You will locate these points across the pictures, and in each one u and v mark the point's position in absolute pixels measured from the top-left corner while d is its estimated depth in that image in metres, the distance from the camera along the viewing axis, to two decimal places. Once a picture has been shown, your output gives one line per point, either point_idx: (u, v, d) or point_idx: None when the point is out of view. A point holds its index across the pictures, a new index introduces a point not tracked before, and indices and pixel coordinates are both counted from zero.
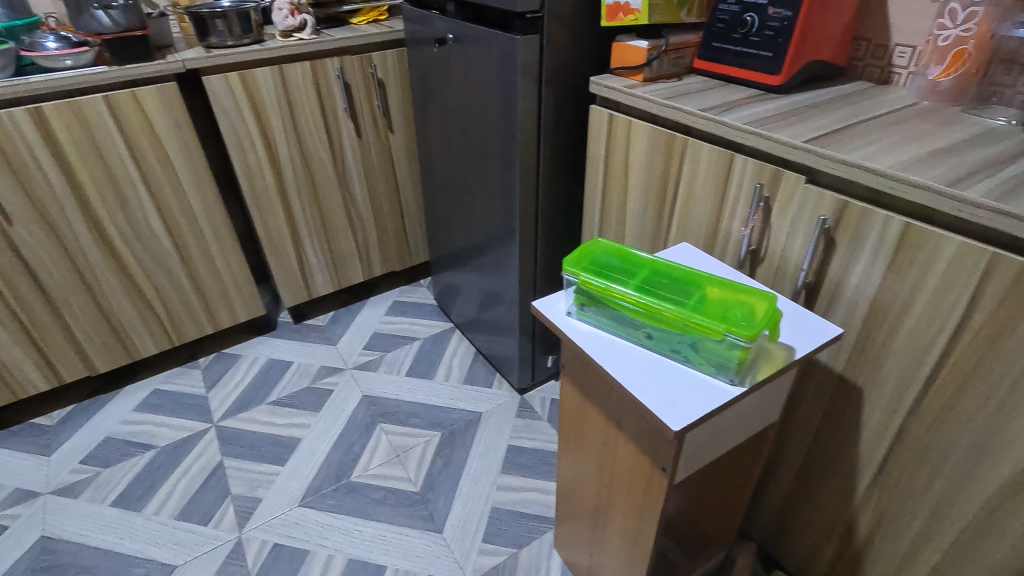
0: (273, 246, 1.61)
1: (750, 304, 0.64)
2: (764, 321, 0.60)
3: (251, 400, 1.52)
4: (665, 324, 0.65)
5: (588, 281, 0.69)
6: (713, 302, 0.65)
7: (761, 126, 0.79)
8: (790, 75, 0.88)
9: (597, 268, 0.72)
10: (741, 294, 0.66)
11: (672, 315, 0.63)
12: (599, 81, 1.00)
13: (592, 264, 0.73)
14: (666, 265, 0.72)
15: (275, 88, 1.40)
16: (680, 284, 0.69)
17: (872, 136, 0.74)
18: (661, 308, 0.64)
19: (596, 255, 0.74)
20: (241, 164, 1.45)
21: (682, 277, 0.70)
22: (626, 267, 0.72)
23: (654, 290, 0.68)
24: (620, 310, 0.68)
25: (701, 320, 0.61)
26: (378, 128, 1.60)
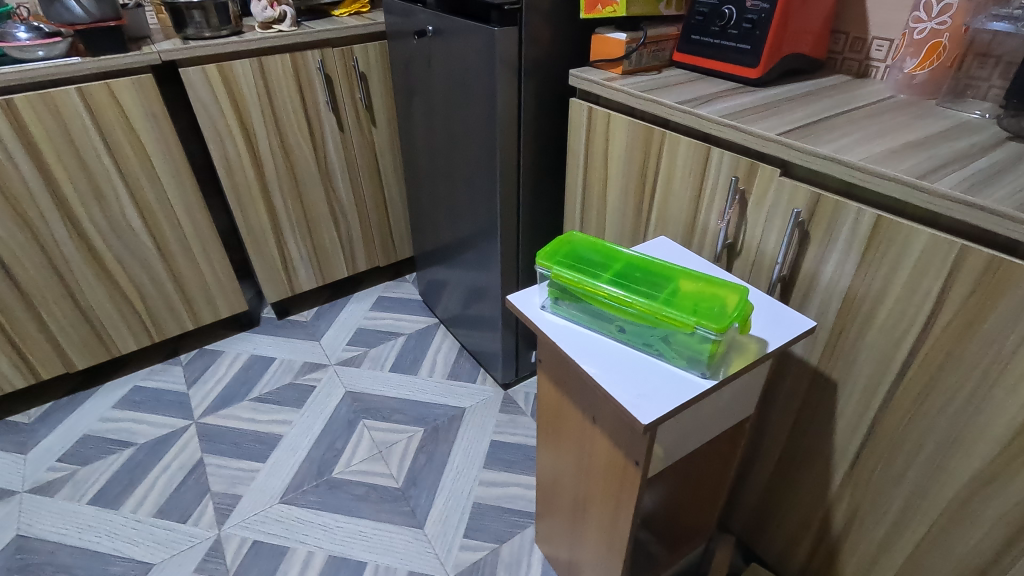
0: (254, 241, 1.59)
1: (724, 297, 0.64)
2: (736, 314, 0.60)
3: (233, 397, 1.51)
4: (638, 317, 0.64)
5: (561, 274, 0.69)
6: (686, 295, 0.65)
7: (737, 118, 0.78)
8: (767, 68, 0.88)
9: (571, 261, 0.71)
10: (715, 286, 0.65)
11: (644, 309, 0.63)
12: (578, 74, 0.99)
13: (566, 256, 0.72)
14: (641, 258, 0.71)
15: (255, 80, 1.38)
16: (655, 277, 0.69)
17: (846, 128, 0.74)
18: (634, 301, 0.64)
19: (571, 247, 0.74)
20: (221, 158, 1.43)
21: (657, 270, 0.69)
22: (600, 260, 0.72)
23: (628, 283, 0.67)
24: (593, 303, 0.68)
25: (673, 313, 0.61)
26: (361, 122, 1.58)
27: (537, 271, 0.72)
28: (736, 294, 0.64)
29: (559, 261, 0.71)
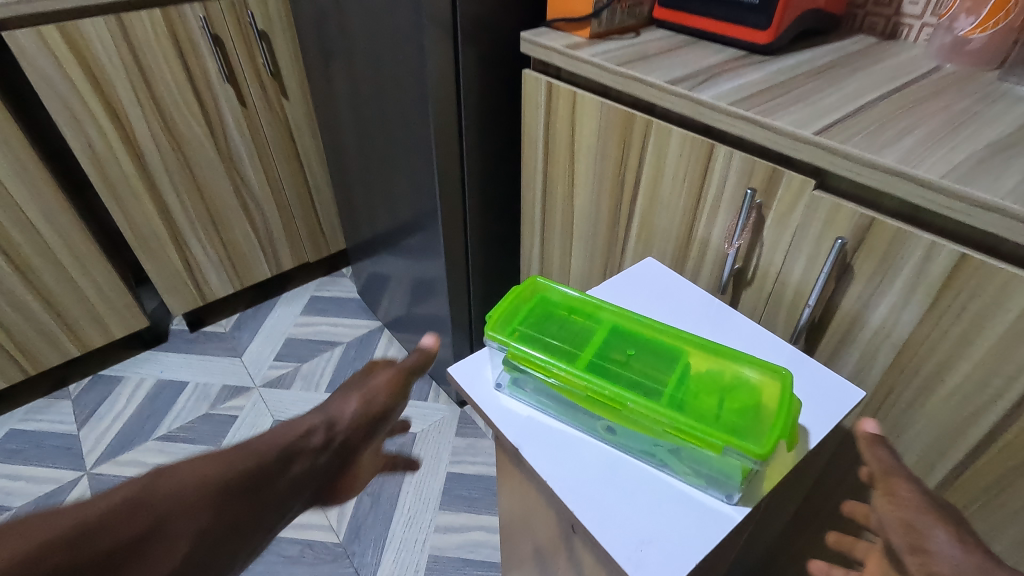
0: (145, 245, 1.30)
1: (752, 391, 0.45)
2: (778, 427, 0.41)
3: (135, 437, 1.26)
4: (632, 423, 0.45)
5: (520, 355, 0.48)
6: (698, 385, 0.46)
7: (752, 105, 0.57)
8: (780, 31, 0.67)
9: (532, 330, 0.51)
10: (737, 373, 0.47)
11: (644, 415, 0.43)
12: (531, 38, 0.76)
13: (524, 322, 0.52)
14: (628, 323, 0.52)
15: (115, 45, 1.07)
16: (651, 355, 0.50)
17: (902, 120, 0.54)
18: (628, 403, 0.44)
19: (530, 307, 0.53)
20: (83, 147, 1.13)
21: (653, 342, 0.50)
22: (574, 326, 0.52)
23: (614, 368, 0.48)
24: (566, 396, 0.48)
25: (686, 425, 0.42)
26: (268, 94, 1.29)
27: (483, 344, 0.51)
28: (768, 385, 0.45)
29: (516, 331, 0.50)
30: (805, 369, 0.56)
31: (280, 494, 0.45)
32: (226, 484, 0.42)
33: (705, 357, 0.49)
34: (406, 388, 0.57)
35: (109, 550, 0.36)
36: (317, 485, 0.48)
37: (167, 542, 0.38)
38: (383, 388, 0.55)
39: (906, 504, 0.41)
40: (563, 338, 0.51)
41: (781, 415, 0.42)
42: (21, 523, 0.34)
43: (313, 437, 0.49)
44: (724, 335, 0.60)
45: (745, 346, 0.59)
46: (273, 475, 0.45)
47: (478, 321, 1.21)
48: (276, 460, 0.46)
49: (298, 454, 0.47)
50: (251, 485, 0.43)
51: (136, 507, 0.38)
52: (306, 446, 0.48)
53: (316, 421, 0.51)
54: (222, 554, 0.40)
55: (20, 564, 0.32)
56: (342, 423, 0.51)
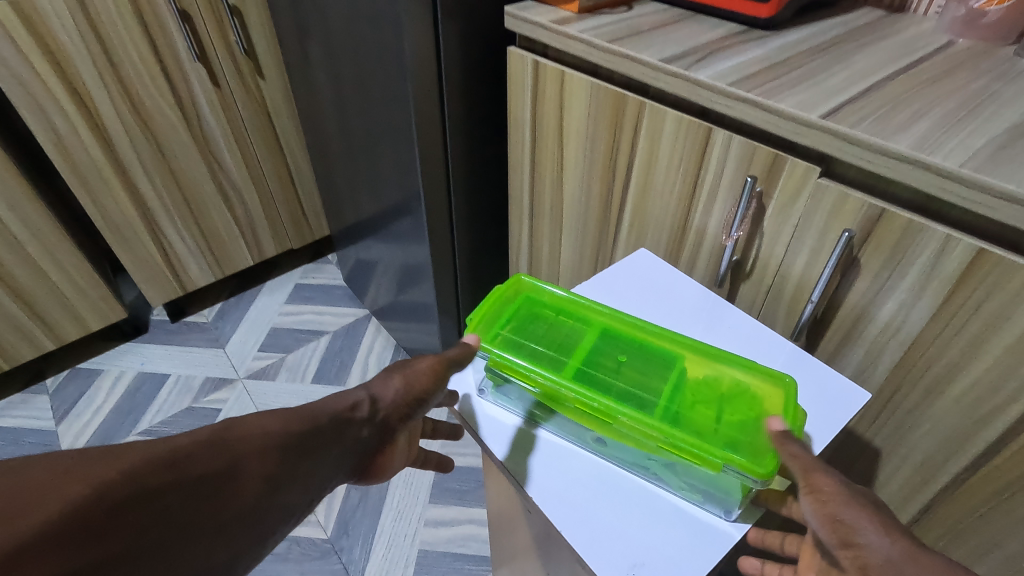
0: (119, 234, 1.25)
1: (753, 398, 0.46)
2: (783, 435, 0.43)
3: (115, 433, 1.23)
4: (624, 437, 0.45)
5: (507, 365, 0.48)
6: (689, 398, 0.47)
7: (752, 85, 0.53)
8: (783, 4, 0.62)
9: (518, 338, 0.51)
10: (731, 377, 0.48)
11: (637, 428, 0.43)
12: (516, 12, 0.70)
13: (508, 328, 0.52)
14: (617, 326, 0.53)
15: (74, 23, 1.00)
16: (641, 360, 0.51)
17: (915, 102, 0.50)
18: (620, 416, 0.44)
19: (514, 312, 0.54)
20: (46, 133, 1.07)
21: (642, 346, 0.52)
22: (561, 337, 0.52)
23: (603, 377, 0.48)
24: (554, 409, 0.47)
25: (683, 440, 0.42)
26: (242, 74, 1.22)
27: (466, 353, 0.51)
28: (760, 394, 0.46)
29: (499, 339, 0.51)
30: (806, 367, 0.53)
31: (334, 459, 0.44)
32: (282, 442, 0.42)
33: (699, 363, 0.49)
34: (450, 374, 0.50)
35: (174, 487, 0.36)
36: (366, 457, 0.47)
37: (225, 493, 0.38)
38: (424, 376, 0.49)
39: (830, 500, 0.37)
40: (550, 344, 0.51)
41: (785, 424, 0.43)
42: (101, 452, 0.35)
43: (362, 409, 0.47)
44: (720, 332, 0.57)
45: (742, 343, 0.56)
46: (328, 438, 0.44)
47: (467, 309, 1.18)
48: (329, 426, 0.45)
49: (349, 423, 0.46)
50: (309, 447, 0.43)
51: (215, 447, 0.39)
52: (356, 417, 0.46)
53: (362, 395, 0.48)
54: (274, 509, 0.40)
55: (121, 479, 0.34)
56: (387, 401, 0.48)
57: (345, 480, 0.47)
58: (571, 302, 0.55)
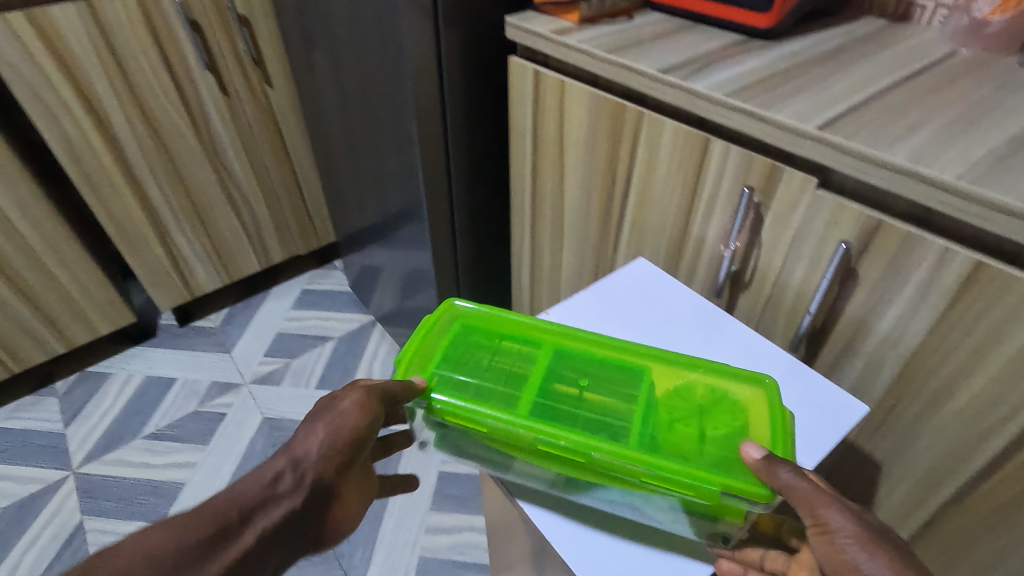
0: (129, 240, 1.27)
1: (734, 404, 0.49)
2: (777, 448, 0.45)
3: (121, 436, 1.24)
4: (602, 471, 0.47)
5: (461, 413, 0.49)
6: (665, 419, 0.49)
7: (751, 96, 0.53)
8: (784, 14, 0.62)
9: (462, 375, 0.52)
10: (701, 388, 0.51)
11: (618, 463, 0.45)
12: (517, 23, 0.71)
13: (449, 365, 0.53)
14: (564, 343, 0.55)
15: (86, 33, 1.02)
16: (598, 378, 0.53)
17: (917, 113, 0.49)
18: (594, 454, 0.46)
19: (450, 344, 0.55)
20: (58, 140, 1.08)
21: (594, 362, 0.54)
22: (512, 367, 0.53)
23: (564, 404, 0.50)
24: (518, 448, 0.49)
25: (673, 472, 0.44)
26: (251, 82, 1.24)
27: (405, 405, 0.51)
28: (750, 401, 0.49)
29: (438, 376, 0.52)
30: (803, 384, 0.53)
31: (251, 556, 0.45)
32: (181, 557, 0.42)
33: (668, 376, 0.52)
34: (376, 412, 0.49)
35: None
36: (295, 530, 0.48)
37: None
38: (351, 415, 0.49)
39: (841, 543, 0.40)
40: (500, 374, 0.53)
41: (775, 431, 0.46)
42: None
43: (283, 479, 0.47)
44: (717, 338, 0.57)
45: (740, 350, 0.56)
46: (237, 532, 0.45)
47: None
48: (236, 520, 0.45)
49: (263, 508, 0.46)
50: (215, 550, 0.43)
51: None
52: (275, 492, 0.47)
53: (279, 464, 0.48)
54: None
55: None
56: (309, 461, 0.48)
57: (292, 555, 0.49)
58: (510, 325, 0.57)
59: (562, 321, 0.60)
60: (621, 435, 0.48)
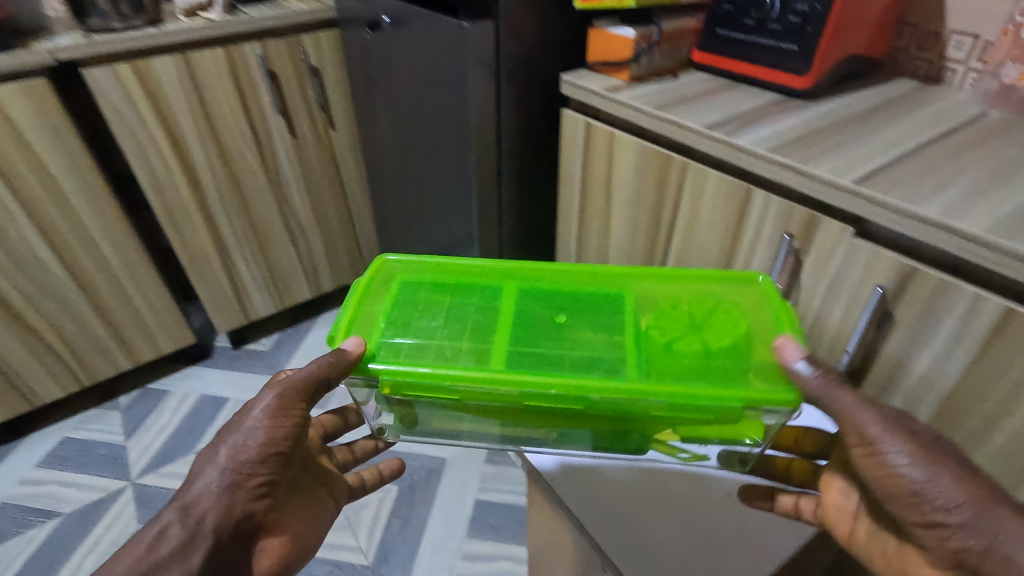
0: (197, 266, 1.37)
1: (732, 318, 0.57)
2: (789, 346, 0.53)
3: (177, 450, 1.31)
4: (610, 403, 0.52)
5: (427, 380, 0.52)
6: (666, 348, 0.56)
7: (791, 151, 0.58)
8: (820, 76, 0.68)
9: (416, 339, 0.57)
10: (688, 307, 0.60)
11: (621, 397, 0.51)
12: (572, 80, 0.78)
13: (399, 333, 0.58)
14: (519, 286, 0.64)
15: (180, 80, 1.14)
16: (565, 313, 0.61)
17: (949, 170, 0.54)
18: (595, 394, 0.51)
19: (393, 310, 0.60)
20: (145, 173, 1.20)
21: (558, 296, 0.63)
22: (481, 322, 0.60)
23: (540, 346, 0.58)
24: (506, 397, 0.54)
25: (687, 395, 0.50)
26: (317, 125, 1.35)
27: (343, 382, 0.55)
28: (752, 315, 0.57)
29: (382, 346, 0.56)
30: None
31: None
32: None
33: (653, 312, 0.60)
34: (286, 425, 0.54)
35: None
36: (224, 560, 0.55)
37: None
38: (256, 437, 0.53)
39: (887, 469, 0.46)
40: (461, 326, 0.59)
41: (784, 326, 0.54)
42: None
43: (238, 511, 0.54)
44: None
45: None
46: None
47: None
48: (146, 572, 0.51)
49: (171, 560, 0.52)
50: None
51: None
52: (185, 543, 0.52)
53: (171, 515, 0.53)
54: None
55: None
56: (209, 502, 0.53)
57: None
58: (454, 280, 0.64)
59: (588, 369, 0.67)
60: (617, 368, 0.55)
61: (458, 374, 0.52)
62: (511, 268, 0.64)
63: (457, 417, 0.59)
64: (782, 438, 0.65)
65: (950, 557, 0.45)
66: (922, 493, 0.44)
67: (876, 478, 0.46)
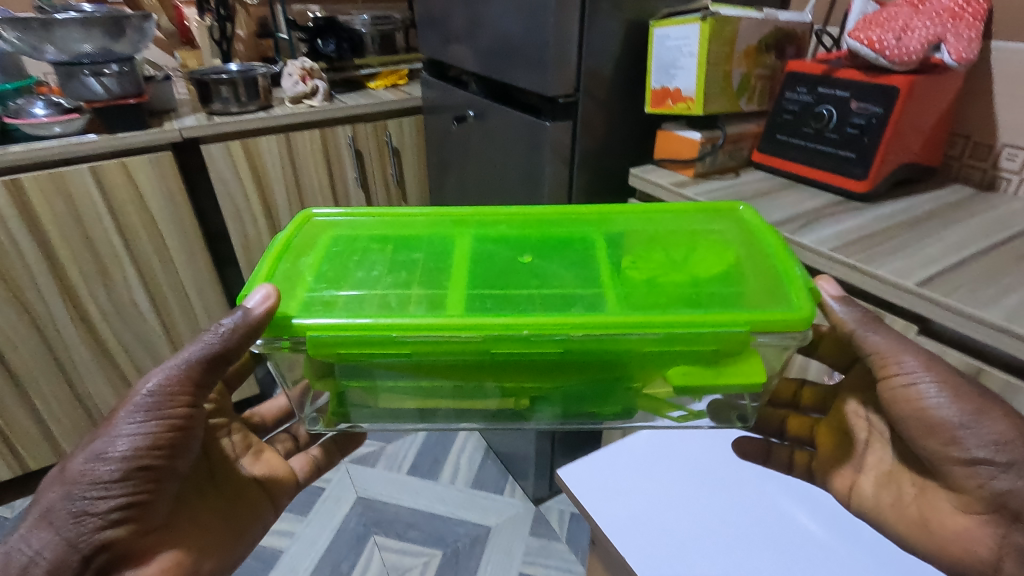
0: None
1: (711, 264, 0.55)
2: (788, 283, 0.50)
3: None
4: (599, 342, 0.47)
5: (369, 333, 0.46)
6: (647, 289, 0.53)
7: (854, 252, 0.62)
8: (878, 181, 0.73)
9: (351, 288, 0.53)
10: (663, 252, 0.58)
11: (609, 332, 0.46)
12: (640, 173, 0.86)
13: (330, 285, 0.53)
14: (474, 236, 0.61)
15: (280, 156, 1.28)
16: (524, 258, 0.58)
17: (1010, 276, 0.57)
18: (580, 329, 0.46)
19: (322, 263, 0.56)
20: (239, 235, 1.34)
21: (519, 245, 0.60)
22: (428, 270, 0.56)
23: (505, 290, 0.53)
24: (468, 350, 0.48)
25: (683, 324, 0.46)
26: (391, 197, 1.48)
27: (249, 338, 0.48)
28: (730, 258, 0.56)
29: (306, 300, 0.50)
30: (848, 534, 0.59)
31: None
32: None
33: (630, 258, 0.58)
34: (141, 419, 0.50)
35: None
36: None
37: None
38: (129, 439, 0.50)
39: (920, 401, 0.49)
40: (407, 275, 0.56)
41: (781, 269, 0.52)
42: None
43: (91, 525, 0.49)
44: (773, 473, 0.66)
45: (799, 493, 0.64)
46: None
47: (561, 442, 1.23)
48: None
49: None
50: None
51: None
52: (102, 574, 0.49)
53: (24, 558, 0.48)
54: None
55: None
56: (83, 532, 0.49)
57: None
58: (392, 234, 0.61)
59: (586, 471, 0.68)
60: (597, 304, 0.51)
61: (409, 325, 0.46)
62: (462, 217, 0.62)
63: (398, 387, 0.53)
64: (782, 392, 0.67)
65: (990, 500, 0.48)
66: (965, 428, 0.47)
67: (908, 409, 0.50)
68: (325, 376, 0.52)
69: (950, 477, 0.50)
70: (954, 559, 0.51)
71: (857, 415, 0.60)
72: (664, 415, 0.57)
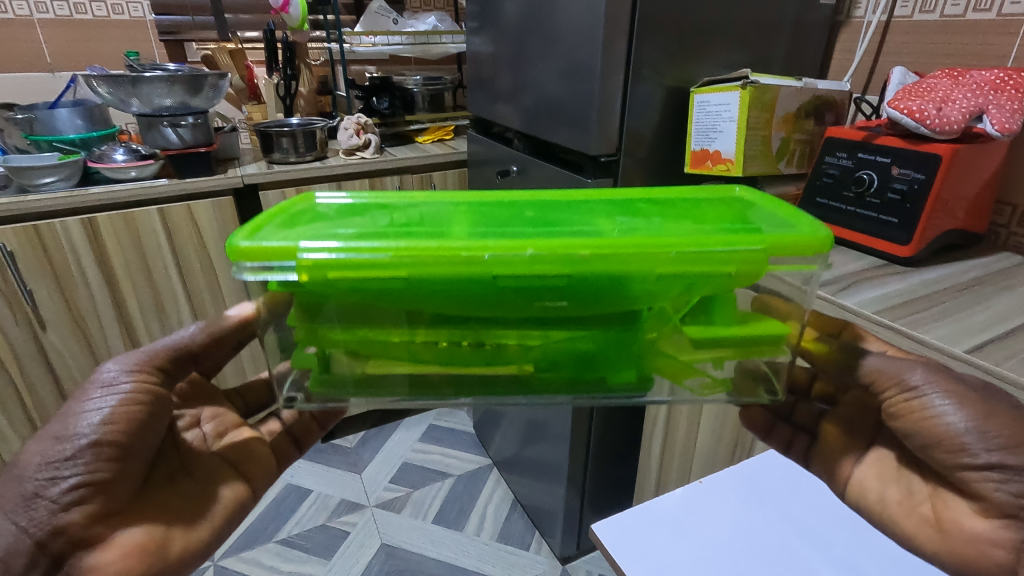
0: None
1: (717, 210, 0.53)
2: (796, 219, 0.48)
3: (259, 536, 1.35)
4: (612, 264, 0.43)
5: (359, 255, 0.41)
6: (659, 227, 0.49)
7: (899, 316, 0.62)
8: (922, 246, 0.73)
9: (341, 227, 0.48)
10: (671, 204, 0.55)
11: (621, 250, 0.43)
12: None
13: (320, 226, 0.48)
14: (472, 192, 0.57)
15: None
16: (529, 208, 0.54)
17: None
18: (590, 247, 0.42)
19: (310, 216, 0.52)
20: None
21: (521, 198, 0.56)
22: (423, 216, 0.52)
23: (508, 226, 0.49)
24: (472, 276, 0.44)
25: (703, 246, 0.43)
26: None
27: (231, 272, 0.44)
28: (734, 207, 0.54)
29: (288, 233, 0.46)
30: None
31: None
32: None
33: (637, 207, 0.54)
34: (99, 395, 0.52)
35: None
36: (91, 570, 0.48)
37: None
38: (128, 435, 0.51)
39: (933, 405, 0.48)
40: (404, 221, 0.51)
41: (786, 210, 0.50)
42: None
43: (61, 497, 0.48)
44: (818, 546, 0.62)
45: (842, 564, 0.60)
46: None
47: (589, 500, 1.20)
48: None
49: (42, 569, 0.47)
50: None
51: None
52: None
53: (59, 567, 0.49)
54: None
55: None
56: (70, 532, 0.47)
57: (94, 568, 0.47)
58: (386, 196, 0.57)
59: (620, 530, 0.66)
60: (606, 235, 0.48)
61: (404, 245, 0.41)
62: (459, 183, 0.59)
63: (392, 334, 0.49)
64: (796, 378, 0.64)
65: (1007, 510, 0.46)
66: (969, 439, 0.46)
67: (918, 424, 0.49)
68: (317, 322, 0.48)
69: (964, 485, 0.48)
70: (965, 562, 0.48)
71: (892, 462, 0.58)
72: (682, 383, 0.55)
